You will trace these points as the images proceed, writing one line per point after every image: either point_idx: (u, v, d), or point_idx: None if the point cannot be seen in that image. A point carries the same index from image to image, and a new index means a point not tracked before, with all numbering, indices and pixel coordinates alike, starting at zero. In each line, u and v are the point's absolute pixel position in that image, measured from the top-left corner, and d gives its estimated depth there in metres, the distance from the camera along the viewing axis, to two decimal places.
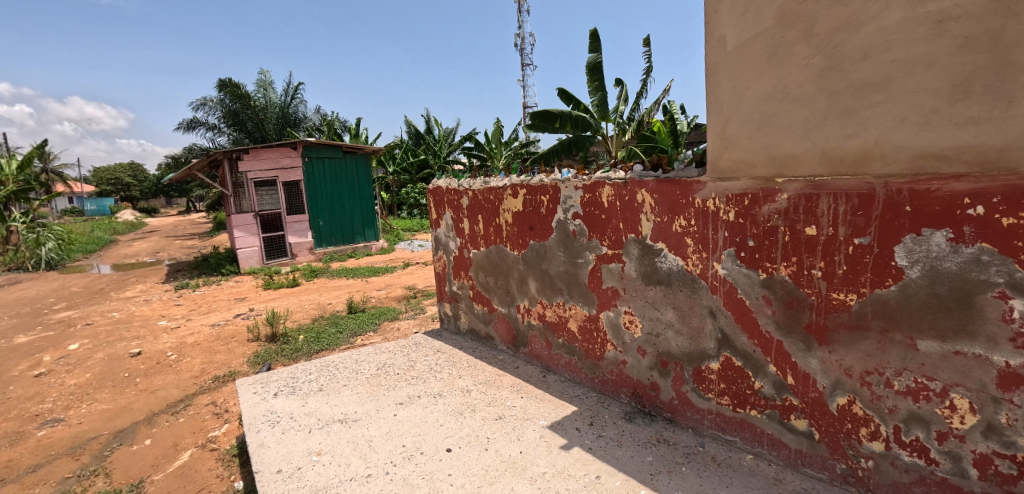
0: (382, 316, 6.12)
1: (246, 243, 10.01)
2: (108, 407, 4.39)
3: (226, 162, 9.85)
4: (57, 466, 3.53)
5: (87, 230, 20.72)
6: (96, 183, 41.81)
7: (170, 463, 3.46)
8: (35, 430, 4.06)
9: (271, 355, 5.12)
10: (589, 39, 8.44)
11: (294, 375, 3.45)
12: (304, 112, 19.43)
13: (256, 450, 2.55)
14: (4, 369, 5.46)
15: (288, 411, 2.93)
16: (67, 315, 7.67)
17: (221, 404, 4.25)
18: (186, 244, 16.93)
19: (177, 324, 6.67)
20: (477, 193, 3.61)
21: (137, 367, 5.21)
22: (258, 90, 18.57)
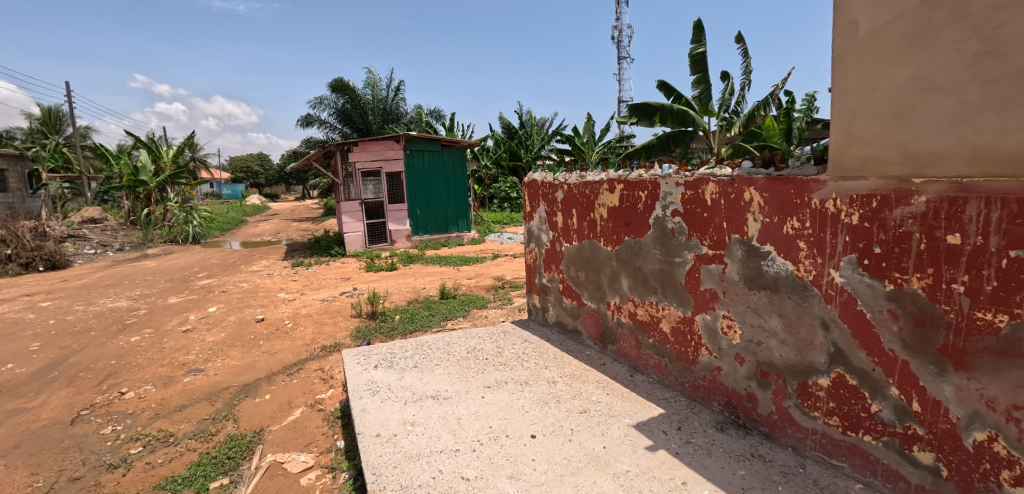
0: (471, 304, 6.36)
1: (352, 228, 10.86)
2: (237, 363, 5.04)
3: (338, 153, 10.73)
4: (199, 408, 4.14)
5: (224, 211, 23.73)
6: (232, 170, 47.64)
7: (285, 417, 3.89)
8: (181, 377, 4.76)
9: (371, 331, 5.57)
10: (696, 29, 8.08)
11: (392, 351, 3.72)
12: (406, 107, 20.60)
13: (358, 414, 2.79)
14: (160, 324, 6.46)
15: (386, 383, 3.17)
16: (208, 282, 8.86)
17: (327, 371, 4.69)
18: (302, 227, 18.76)
19: (293, 297, 7.44)
20: (573, 187, 3.62)
21: (261, 331, 5.92)
22: (366, 87, 19.99)
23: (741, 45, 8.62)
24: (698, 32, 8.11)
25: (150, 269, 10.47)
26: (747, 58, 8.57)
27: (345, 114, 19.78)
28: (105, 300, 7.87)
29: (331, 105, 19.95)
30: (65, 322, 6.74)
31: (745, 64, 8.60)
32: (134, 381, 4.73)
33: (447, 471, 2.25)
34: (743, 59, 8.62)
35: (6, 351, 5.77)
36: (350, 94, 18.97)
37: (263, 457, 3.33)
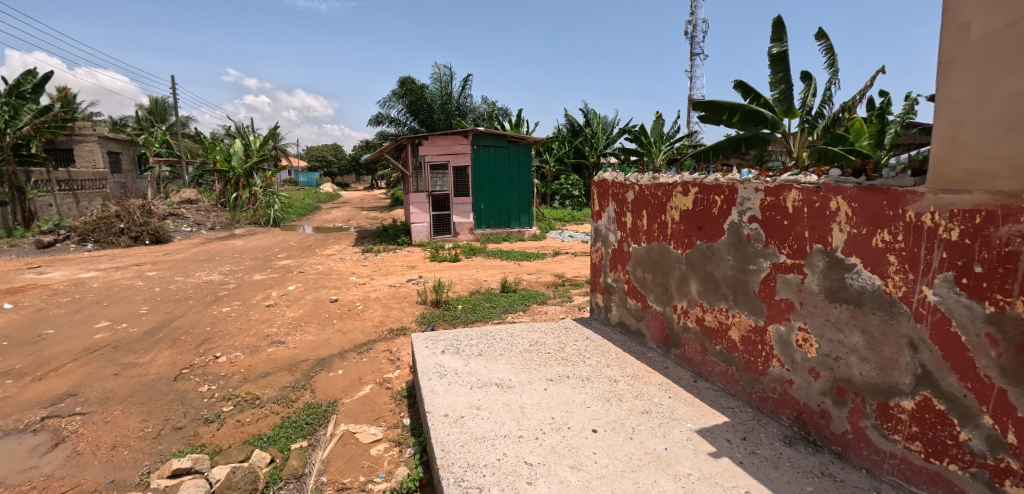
0: (532, 299, 6.45)
1: (419, 219, 11.35)
2: (314, 338, 5.45)
3: (409, 146, 11.19)
4: (281, 376, 4.52)
5: (301, 198, 25.34)
6: (308, 159, 50.65)
7: (356, 392, 4.18)
8: (265, 347, 5.21)
9: (435, 318, 5.82)
10: (776, 27, 7.72)
11: (459, 338, 3.89)
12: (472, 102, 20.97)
13: (428, 393, 2.97)
14: (246, 298, 7.07)
15: (453, 367, 3.33)
16: (287, 262, 9.56)
17: (394, 353, 4.96)
18: (371, 216, 19.67)
19: (364, 280, 7.89)
20: (645, 188, 3.62)
21: (335, 310, 6.34)
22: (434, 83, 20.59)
23: (824, 41, 8.10)
24: (777, 31, 7.73)
25: (237, 248, 11.43)
26: (832, 56, 8.06)
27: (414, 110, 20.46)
28: (200, 273, 8.70)
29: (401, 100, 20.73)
30: (168, 291, 7.54)
31: (830, 63, 8.08)
32: (226, 347, 5.23)
33: (511, 455, 2.36)
34: (828, 57, 8.11)
35: (121, 312, 6.54)
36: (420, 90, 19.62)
37: (337, 426, 3.59)
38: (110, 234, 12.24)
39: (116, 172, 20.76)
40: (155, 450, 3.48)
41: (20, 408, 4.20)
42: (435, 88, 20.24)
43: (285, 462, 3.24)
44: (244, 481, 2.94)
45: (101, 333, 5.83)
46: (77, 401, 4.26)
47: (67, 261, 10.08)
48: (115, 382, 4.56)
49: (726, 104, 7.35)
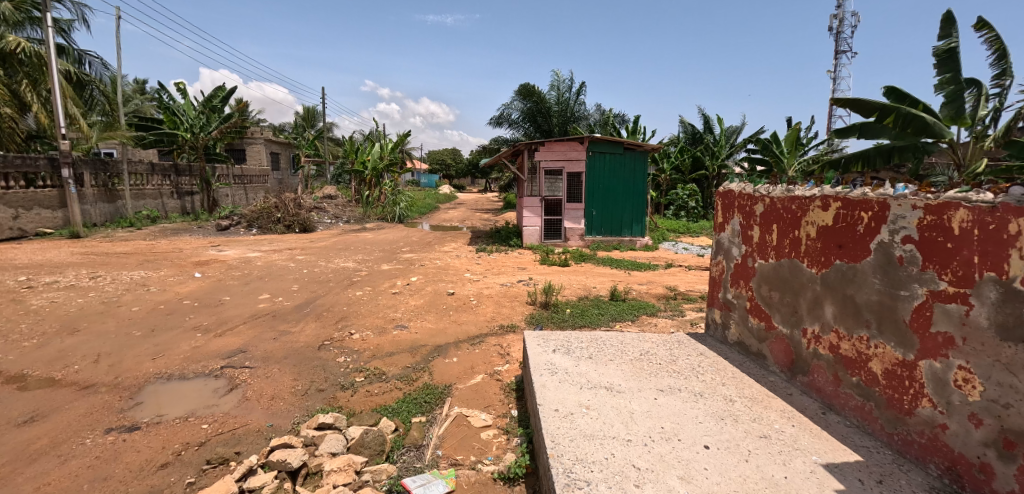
0: (642, 310, 6.33)
1: (531, 222, 11.68)
2: (433, 326, 5.92)
3: (526, 152, 11.61)
4: (403, 357, 5.00)
5: (423, 198, 27.31)
6: (430, 162, 54.38)
7: (469, 380, 4.47)
8: (390, 329, 5.78)
9: (543, 319, 6.02)
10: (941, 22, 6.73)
11: (569, 339, 3.99)
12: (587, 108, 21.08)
13: (539, 388, 3.11)
14: (376, 284, 7.86)
15: (563, 366, 3.44)
16: (410, 256, 10.42)
17: (504, 348, 5.21)
18: (485, 217, 20.57)
19: (478, 278, 8.34)
20: (777, 200, 3.41)
21: (452, 302, 6.82)
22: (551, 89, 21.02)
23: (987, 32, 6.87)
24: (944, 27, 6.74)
25: (369, 240, 12.71)
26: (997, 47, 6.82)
27: (531, 115, 21.05)
28: (339, 260, 9.84)
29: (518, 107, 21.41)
30: (313, 273, 8.65)
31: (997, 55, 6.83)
32: (359, 326, 5.90)
33: (619, 456, 2.40)
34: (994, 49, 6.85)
35: (278, 288, 7.67)
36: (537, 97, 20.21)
37: (451, 408, 3.89)
38: (269, 222, 14.30)
39: (276, 169, 24.12)
40: (303, 405, 4.12)
41: (206, 357, 5.17)
42: (552, 95, 20.79)
43: (407, 432, 3.61)
44: (373, 442, 3.35)
45: (263, 303, 6.90)
46: (246, 356, 5.14)
47: (238, 242, 12.01)
48: (273, 345, 5.40)
49: (872, 105, 6.60)
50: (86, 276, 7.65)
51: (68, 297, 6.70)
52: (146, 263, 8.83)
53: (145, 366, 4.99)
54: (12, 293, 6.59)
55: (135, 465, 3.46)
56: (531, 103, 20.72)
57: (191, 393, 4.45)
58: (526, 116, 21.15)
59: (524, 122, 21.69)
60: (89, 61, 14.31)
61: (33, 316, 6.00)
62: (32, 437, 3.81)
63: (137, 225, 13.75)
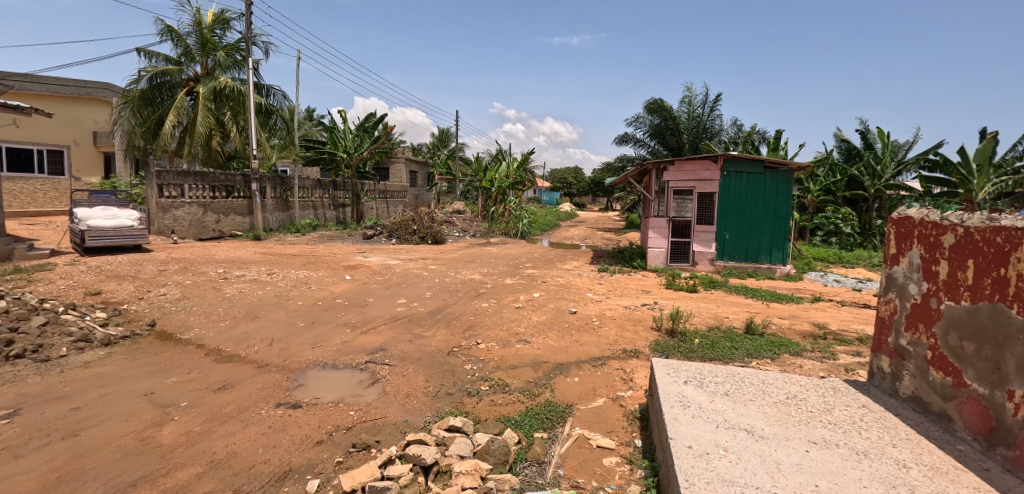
0: (783, 348, 5.71)
1: (656, 243, 11.23)
2: (555, 344, 6.05)
3: (654, 171, 11.35)
4: (525, 371, 5.20)
5: (545, 216, 27.83)
6: (552, 181, 55.32)
7: (591, 401, 4.52)
8: (514, 343, 6.03)
9: (670, 347, 5.84)
10: None
11: (702, 373, 3.78)
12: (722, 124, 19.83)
13: (670, 420, 2.97)
14: (500, 297, 8.18)
15: (697, 401, 3.25)
16: (533, 272, 10.66)
17: (627, 373, 5.19)
18: (606, 236, 20.29)
19: (600, 298, 8.24)
20: (974, 231, 2.87)
21: (574, 322, 6.87)
22: (682, 105, 20.17)
23: None
24: None
25: (493, 254, 13.28)
26: None
27: (659, 132, 20.38)
28: (466, 272, 10.43)
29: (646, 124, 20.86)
30: (444, 282, 9.27)
31: None
32: (485, 337, 6.24)
33: None
34: None
35: (413, 294, 8.35)
36: (666, 114, 19.49)
37: (573, 428, 3.92)
38: (406, 233, 15.67)
39: (414, 185, 26.42)
40: (434, 406, 4.47)
41: (353, 351, 5.81)
42: (683, 111, 19.98)
43: (529, 446, 3.70)
44: (498, 451, 3.51)
45: (400, 307, 7.57)
46: (386, 354, 5.68)
47: (380, 250, 13.34)
48: (409, 347, 5.91)
49: None
50: (266, 272, 9.09)
51: (252, 288, 8.01)
52: (308, 264, 10.22)
53: (306, 353, 5.76)
54: (213, 282, 8.06)
55: (297, 438, 4.02)
56: (660, 120, 20.07)
57: (341, 382, 5.04)
58: (654, 133, 20.51)
59: (651, 140, 21.08)
60: (273, 94, 17.02)
61: (227, 302, 7.28)
62: (224, 402, 4.61)
63: (302, 232, 15.99)
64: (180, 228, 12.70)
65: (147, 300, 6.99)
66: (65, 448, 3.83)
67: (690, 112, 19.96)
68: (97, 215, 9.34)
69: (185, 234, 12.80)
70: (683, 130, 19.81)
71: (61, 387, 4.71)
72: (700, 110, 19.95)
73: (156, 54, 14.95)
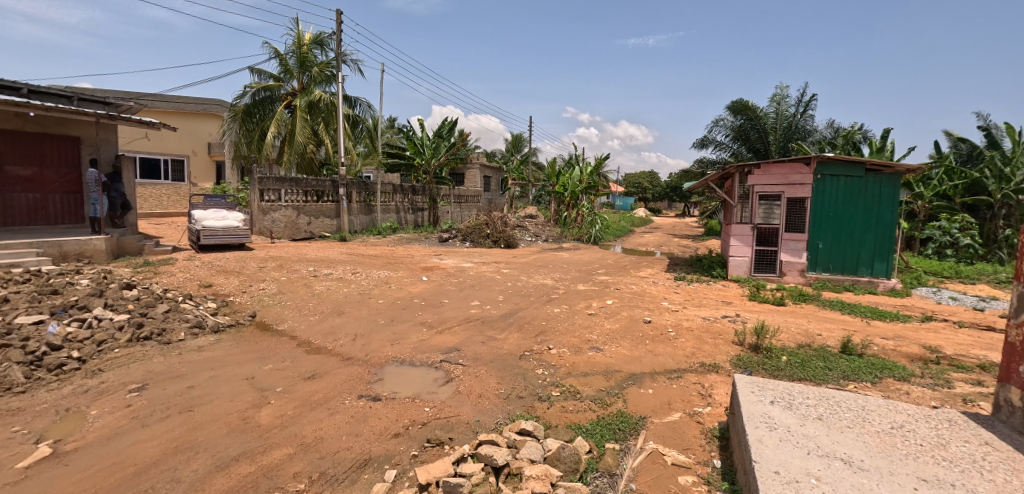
0: (886, 371, 5.17)
1: (739, 252, 10.61)
2: (628, 353, 5.94)
3: (737, 175, 10.76)
4: (597, 379, 5.19)
5: (618, 221, 27.29)
6: (625, 185, 54.19)
7: (666, 415, 4.45)
8: (586, 350, 6.02)
9: (753, 363, 5.53)
10: None
11: (792, 394, 3.54)
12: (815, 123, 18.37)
13: (755, 442, 2.81)
14: (572, 303, 8.13)
15: (785, 424, 3.05)
16: (606, 278, 10.48)
17: (705, 388, 5.01)
18: (683, 243, 19.48)
19: (677, 308, 7.94)
20: None
21: (648, 332, 6.69)
22: (770, 104, 18.91)
23: None
24: None
25: (565, 259, 13.22)
26: None
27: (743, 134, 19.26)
28: (538, 276, 10.47)
29: (729, 125, 19.76)
30: (516, 286, 9.37)
31: None
32: (558, 343, 6.26)
33: None
34: None
35: (486, 296, 8.53)
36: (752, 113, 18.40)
37: (646, 442, 3.93)
38: (480, 237, 16.03)
39: (488, 190, 26.97)
40: (505, 408, 4.57)
41: (430, 349, 6.04)
42: (771, 110, 18.73)
43: (600, 456, 3.75)
44: (569, 459, 3.55)
45: (474, 309, 7.75)
46: (460, 354, 5.85)
47: (455, 253, 13.76)
48: (482, 348, 6.05)
49: None
50: (351, 271, 9.68)
51: (339, 286, 8.58)
52: (389, 265, 10.75)
53: (385, 349, 6.07)
54: (305, 279, 8.72)
55: (376, 429, 4.24)
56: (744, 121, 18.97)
57: (417, 378, 5.26)
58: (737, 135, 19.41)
59: (734, 142, 19.98)
60: (359, 104, 18.15)
61: (316, 297, 7.85)
62: (313, 390, 4.98)
63: (383, 234, 16.90)
64: (277, 229, 13.89)
65: (249, 294, 7.70)
66: (182, 421, 4.32)
67: (779, 112, 18.62)
68: (210, 216, 10.46)
69: (281, 235, 13.99)
70: (771, 131, 18.57)
71: (179, 367, 5.32)
72: (791, 109, 18.62)
73: (262, 72, 16.53)
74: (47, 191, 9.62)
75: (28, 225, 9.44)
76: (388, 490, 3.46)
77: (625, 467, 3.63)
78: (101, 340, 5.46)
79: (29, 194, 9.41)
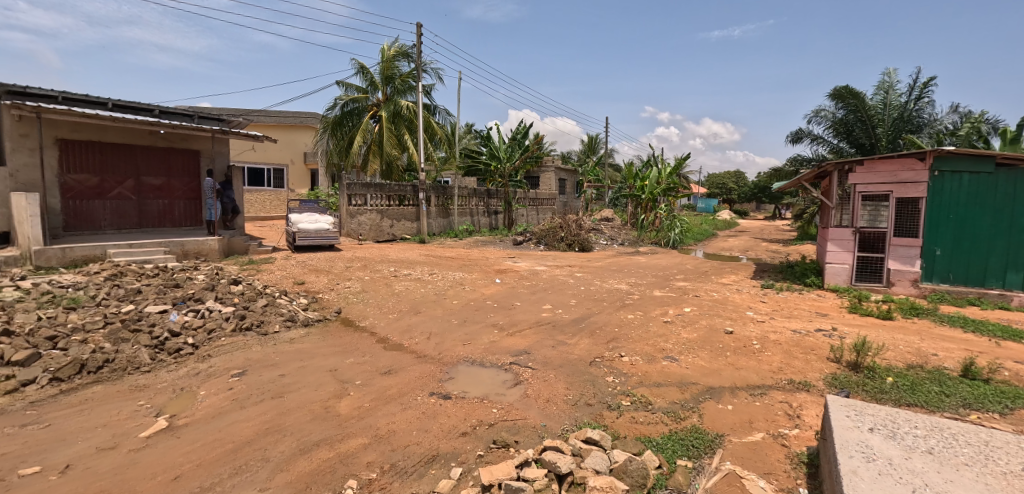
0: (1019, 401, 4.41)
1: (837, 258, 9.63)
2: (706, 365, 5.61)
3: (836, 174, 9.79)
4: (671, 391, 4.96)
5: (699, 224, 25.94)
6: (709, 186, 51.44)
7: (747, 435, 4.15)
8: (660, 359, 5.78)
9: (851, 384, 4.99)
10: None
11: (900, 425, 3.40)
12: (933, 112, 16.25)
13: (850, 474, 2.80)
14: (647, 310, 7.84)
15: (888, 457, 2.98)
16: (684, 284, 9.98)
17: (793, 408, 4.59)
18: (773, 248, 18.04)
19: (763, 318, 7.36)
20: None
21: (730, 343, 6.28)
22: (876, 93, 17.01)
23: None
24: None
25: (642, 264, 12.78)
26: None
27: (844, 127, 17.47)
28: (612, 281, 10.21)
29: (828, 118, 17.97)
30: (589, 290, 9.21)
31: None
32: (630, 350, 6.08)
33: None
34: None
35: (558, 300, 8.48)
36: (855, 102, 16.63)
37: (723, 462, 3.71)
38: (554, 240, 15.98)
39: (563, 193, 26.86)
40: (572, 415, 4.51)
41: (500, 351, 6.12)
42: (878, 99, 16.85)
43: (671, 473, 3.63)
44: (636, 473, 3.46)
45: (545, 312, 7.74)
46: (529, 357, 5.88)
47: (529, 256, 13.82)
48: (552, 353, 6.03)
49: None
50: (428, 272, 10.08)
51: (416, 286, 8.97)
52: (464, 267, 11.05)
53: (458, 349, 6.24)
54: (386, 279, 9.22)
55: (445, 427, 4.37)
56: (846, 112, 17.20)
57: (487, 379, 5.35)
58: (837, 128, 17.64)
59: (833, 136, 18.19)
60: (438, 112, 18.90)
61: (396, 296, 8.27)
62: (388, 384, 5.24)
63: (460, 237, 17.40)
64: (363, 232, 14.80)
65: (336, 291, 8.29)
66: (274, 406, 4.74)
67: (888, 101, 16.69)
68: (305, 219, 11.41)
69: (367, 236, 14.88)
70: (878, 122, 16.69)
71: (274, 356, 5.85)
72: (902, 97, 16.63)
73: (350, 85, 17.74)
74: (173, 197, 11.01)
75: (158, 227, 10.84)
76: (452, 488, 3.55)
77: (698, 487, 3.47)
78: (211, 329, 6.15)
79: (160, 200, 10.80)
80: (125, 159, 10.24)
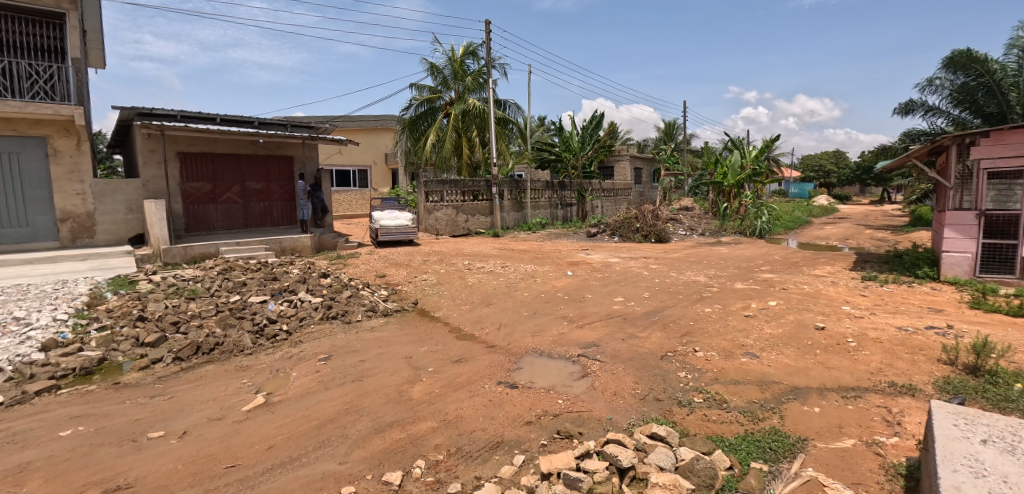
0: None
1: (957, 246, 8.34)
2: (790, 363, 5.20)
3: (953, 148, 8.41)
4: (750, 389, 4.67)
5: (792, 211, 23.87)
6: (806, 170, 47.09)
7: (833, 440, 3.80)
8: (738, 355, 5.45)
9: (967, 390, 4.37)
10: None
11: (1019, 437, 2.96)
12: None
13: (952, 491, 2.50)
14: (726, 303, 7.39)
15: (1001, 473, 2.61)
16: (772, 276, 9.26)
17: (892, 413, 4.13)
18: (880, 235, 16.16)
19: (862, 313, 6.65)
20: None
21: (820, 340, 5.75)
22: (1009, 51, 14.51)
23: None
24: None
25: (724, 254, 12.04)
26: None
27: (966, 95, 15.17)
28: (690, 273, 9.73)
29: (947, 86, 15.68)
30: (663, 283, 8.87)
31: None
32: (706, 345, 5.79)
33: None
34: None
35: (630, 292, 8.26)
36: (978, 67, 14.35)
37: (804, 468, 3.45)
38: (629, 232, 15.54)
39: (639, 183, 26.00)
40: (640, 410, 4.41)
41: (568, 343, 6.13)
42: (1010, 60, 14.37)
43: (742, 475, 3.43)
44: (703, 473, 3.33)
45: (616, 305, 7.60)
46: (598, 350, 5.82)
47: (601, 248, 13.61)
48: (621, 346, 5.92)
49: None
50: (500, 265, 10.30)
51: (489, 278, 9.21)
52: (535, 259, 11.14)
53: (526, 340, 6.33)
54: (460, 272, 9.57)
55: (510, 415, 4.49)
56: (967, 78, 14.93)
57: (555, 370, 5.38)
58: (958, 97, 15.38)
59: (953, 106, 15.90)
60: (509, 107, 19.15)
61: (469, 288, 8.56)
62: (459, 372, 5.47)
63: (533, 230, 17.56)
64: (440, 227, 15.45)
65: (414, 284, 8.75)
66: (354, 388, 5.16)
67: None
68: (387, 216, 12.10)
69: (443, 231, 15.52)
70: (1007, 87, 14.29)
71: (356, 343, 6.34)
72: None
73: (423, 86, 18.50)
74: (272, 200, 12.22)
75: (262, 227, 12.12)
76: (513, 474, 3.64)
77: (773, 492, 3.26)
78: (302, 317, 6.81)
79: (262, 203, 12.06)
80: (234, 166, 11.54)
